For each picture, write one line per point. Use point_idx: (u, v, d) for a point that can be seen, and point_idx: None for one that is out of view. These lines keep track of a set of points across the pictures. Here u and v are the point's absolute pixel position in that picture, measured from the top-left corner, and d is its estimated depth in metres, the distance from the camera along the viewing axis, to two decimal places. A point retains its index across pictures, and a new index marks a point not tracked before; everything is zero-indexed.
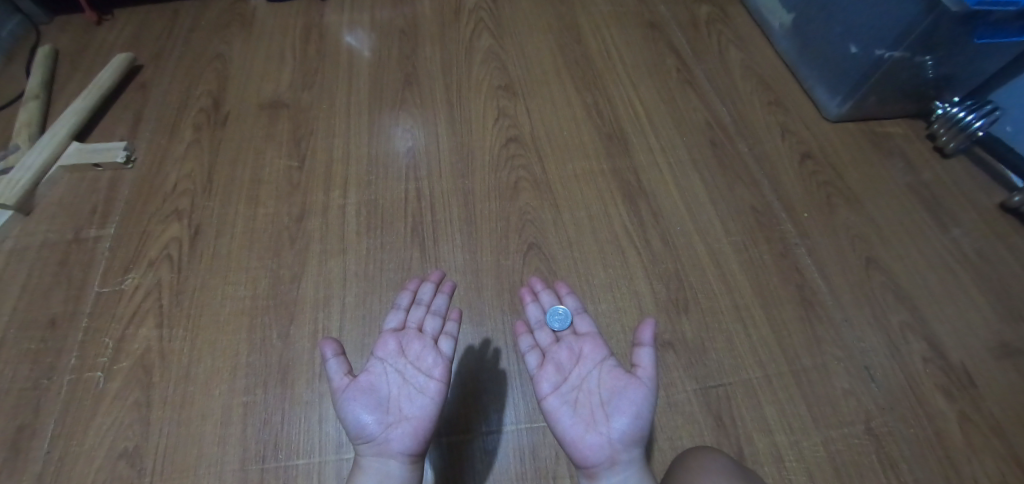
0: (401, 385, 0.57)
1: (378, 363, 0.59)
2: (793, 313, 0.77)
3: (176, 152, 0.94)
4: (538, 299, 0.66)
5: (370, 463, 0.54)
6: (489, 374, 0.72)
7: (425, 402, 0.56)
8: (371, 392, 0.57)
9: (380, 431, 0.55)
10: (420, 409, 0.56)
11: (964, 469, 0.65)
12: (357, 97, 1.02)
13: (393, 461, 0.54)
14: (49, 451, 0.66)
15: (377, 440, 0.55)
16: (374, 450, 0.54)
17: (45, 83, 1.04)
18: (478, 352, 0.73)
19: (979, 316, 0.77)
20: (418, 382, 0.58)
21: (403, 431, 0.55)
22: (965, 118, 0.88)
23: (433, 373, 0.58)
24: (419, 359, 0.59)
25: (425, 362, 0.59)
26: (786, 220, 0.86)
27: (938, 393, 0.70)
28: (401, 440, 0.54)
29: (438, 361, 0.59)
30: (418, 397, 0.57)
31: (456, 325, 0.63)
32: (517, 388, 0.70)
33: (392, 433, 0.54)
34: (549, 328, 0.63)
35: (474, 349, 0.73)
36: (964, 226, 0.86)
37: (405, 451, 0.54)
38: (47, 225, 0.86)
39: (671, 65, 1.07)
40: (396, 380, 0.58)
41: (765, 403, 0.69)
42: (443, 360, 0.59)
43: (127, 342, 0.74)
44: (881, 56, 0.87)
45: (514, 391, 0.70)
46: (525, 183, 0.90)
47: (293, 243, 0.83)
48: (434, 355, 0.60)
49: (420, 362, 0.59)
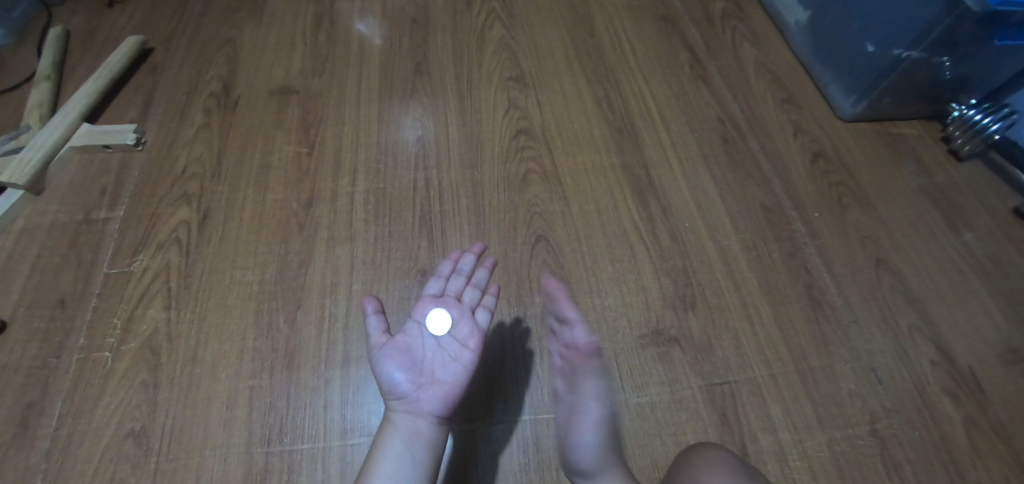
0: (436, 350, 0.58)
1: (415, 325, 0.59)
2: (800, 313, 0.76)
3: (186, 136, 0.94)
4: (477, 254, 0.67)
5: (400, 420, 0.54)
6: (503, 364, 0.72)
7: (459, 369, 0.57)
8: (407, 353, 0.57)
9: (412, 390, 0.55)
10: (453, 374, 0.56)
11: (969, 473, 0.65)
12: (367, 85, 1.01)
13: (423, 421, 0.54)
14: (57, 429, 0.67)
15: (408, 397, 0.54)
16: (404, 408, 0.54)
17: (56, 65, 1.04)
18: (509, 328, 0.74)
19: (988, 321, 0.76)
20: (453, 349, 0.58)
21: (435, 393, 0.55)
22: (981, 121, 0.88)
23: (468, 343, 0.59)
24: (455, 327, 0.60)
25: (462, 330, 0.60)
26: (797, 219, 0.86)
27: (944, 396, 0.70)
28: (431, 402, 0.54)
29: (474, 331, 0.60)
30: (452, 363, 0.57)
31: (494, 299, 0.65)
32: (536, 376, 0.71)
33: (423, 394, 0.55)
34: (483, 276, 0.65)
35: (504, 325, 0.74)
36: (977, 231, 0.85)
37: (435, 413, 0.54)
38: (58, 204, 0.87)
39: (684, 59, 1.06)
40: (432, 344, 0.58)
41: (770, 401, 0.69)
42: (478, 331, 0.61)
43: (135, 323, 0.75)
44: (899, 55, 0.86)
45: (531, 383, 0.70)
46: (534, 176, 0.89)
47: (301, 230, 0.83)
48: (470, 325, 0.61)
49: (456, 330, 0.60)
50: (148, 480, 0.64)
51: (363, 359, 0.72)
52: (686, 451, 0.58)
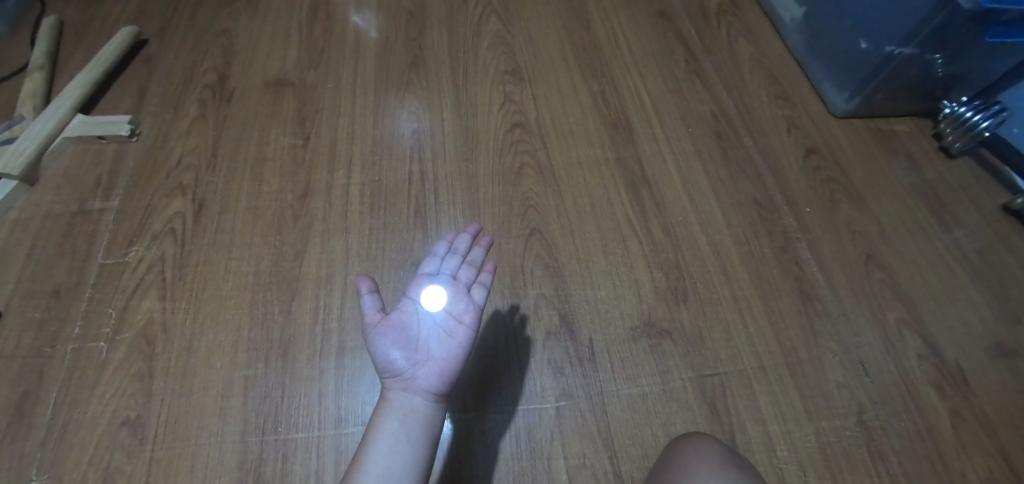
0: (431, 327, 0.57)
1: (411, 303, 0.59)
2: (790, 307, 0.77)
3: (181, 127, 0.94)
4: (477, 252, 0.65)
5: (395, 398, 0.53)
6: (499, 353, 0.72)
7: (453, 346, 0.56)
8: (402, 330, 0.56)
9: (408, 367, 0.54)
10: (448, 350, 0.56)
11: (953, 464, 0.66)
12: (363, 78, 1.01)
13: (419, 398, 0.53)
14: (52, 418, 0.67)
15: (403, 375, 0.54)
16: (400, 385, 0.54)
17: (50, 55, 1.04)
18: (505, 316, 0.75)
19: (975, 315, 0.77)
20: (448, 325, 0.57)
21: (430, 370, 0.54)
22: (972, 118, 0.88)
23: (463, 319, 0.58)
24: (450, 304, 0.59)
25: (457, 307, 0.59)
26: (788, 214, 0.86)
27: (930, 389, 0.71)
28: (427, 378, 0.54)
29: (469, 308, 0.60)
30: (447, 340, 0.56)
31: (489, 276, 0.64)
32: (534, 366, 0.72)
33: (418, 371, 0.54)
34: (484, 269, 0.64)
35: (499, 314, 0.75)
36: (966, 227, 0.86)
37: (430, 389, 0.54)
38: (52, 195, 0.87)
39: (679, 54, 1.07)
40: (427, 321, 0.58)
41: (759, 392, 0.70)
42: (474, 308, 0.60)
43: (130, 313, 0.75)
44: (891, 52, 0.87)
45: (529, 374, 0.71)
46: (529, 169, 0.90)
47: (296, 222, 0.84)
48: (465, 301, 0.60)
49: (451, 307, 0.59)
50: (143, 468, 0.64)
51: (358, 349, 0.73)
52: (672, 444, 0.59)
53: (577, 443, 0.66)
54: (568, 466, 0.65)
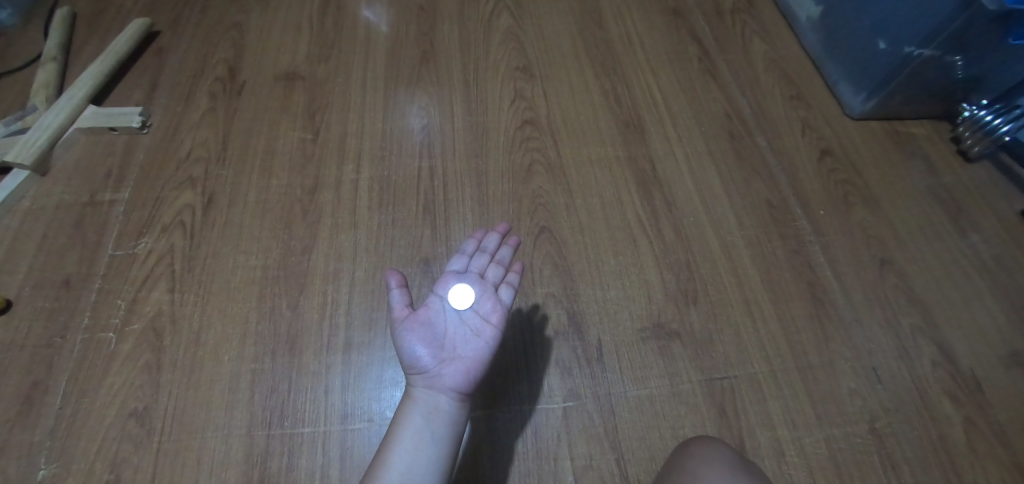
0: (458, 325, 0.56)
1: (438, 300, 0.58)
2: (802, 311, 0.76)
3: (192, 119, 0.94)
4: (506, 254, 0.64)
5: (421, 394, 0.53)
6: (516, 353, 0.72)
7: (479, 345, 0.55)
8: (428, 327, 0.56)
9: (433, 365, 0.54)
10: (474, 350, 0.55)
11: (965, 473, 0.65)
12: (373, 73, 1.01)
13: (443, 396, 0.53)
14: (61, 408, 0.67)
15: (429, 372, 0.54)
16: (425, 382, 0.54)
17: (63, 45, 1.04)
18: (526, 315, 0.75)
19: (991, 323, 0.76)
20: (474, 324, 0.57)
21: (456, 368, 0.54)
22: (991, 122, 0.86)
23: (490, 318, 0.57)
24: (478, 303, 0.59)
25: (484, 306, 0.58)
26: (801, 216, 0.85)
27: (944, 398, 0.70)
28: (453, 377, 0.54)
29: (496, 307, 0.59)
30: (474, 339, 0.56)
31: (517, 276, 0.62)
32: (552, 365, 0.71)
33: (444, 369, 0.54)
34: (516, 269, 0.63)
35: (521, 312, 0.75)
36: (983, 233, 0.84)
37: (455, 388, 0.53)
38: (64, 185, 0.87)
39: (693, 52, 1.06)
40: (454, 319, 0.57)
41: (769, 396, 0.69)
42: (501, 307, 0.59)
43: (139, 305, 0.75)
44: (911, 52, 0.86)
45: (546, 374, 0.71)
46: (539, 167, 0.89)
47: (304, 216, 0.83)
48: (492, 300, 0.59)
49: (478, 305, 0.58)
50: (150, 459, 0.64)
51: (364, 346, 0.72)
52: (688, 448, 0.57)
53: (583, 444, 0.66)
54: (574, 467, 0.64)
